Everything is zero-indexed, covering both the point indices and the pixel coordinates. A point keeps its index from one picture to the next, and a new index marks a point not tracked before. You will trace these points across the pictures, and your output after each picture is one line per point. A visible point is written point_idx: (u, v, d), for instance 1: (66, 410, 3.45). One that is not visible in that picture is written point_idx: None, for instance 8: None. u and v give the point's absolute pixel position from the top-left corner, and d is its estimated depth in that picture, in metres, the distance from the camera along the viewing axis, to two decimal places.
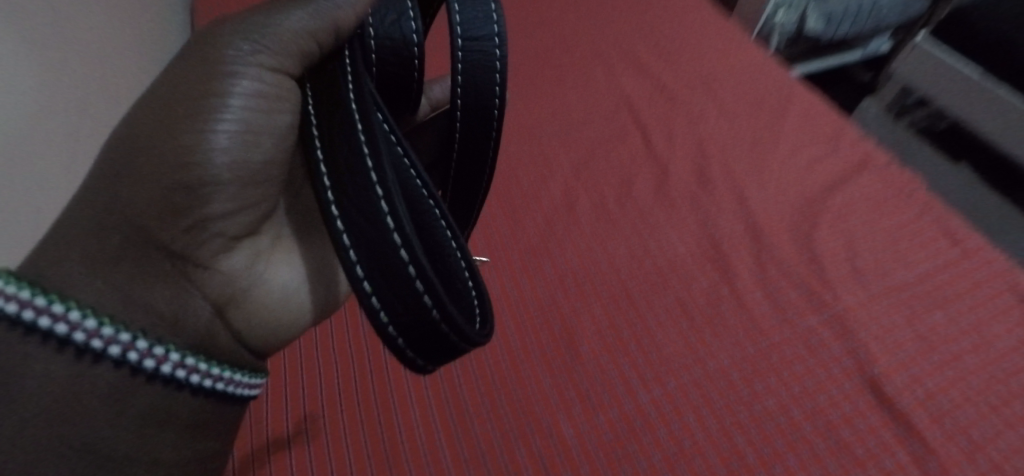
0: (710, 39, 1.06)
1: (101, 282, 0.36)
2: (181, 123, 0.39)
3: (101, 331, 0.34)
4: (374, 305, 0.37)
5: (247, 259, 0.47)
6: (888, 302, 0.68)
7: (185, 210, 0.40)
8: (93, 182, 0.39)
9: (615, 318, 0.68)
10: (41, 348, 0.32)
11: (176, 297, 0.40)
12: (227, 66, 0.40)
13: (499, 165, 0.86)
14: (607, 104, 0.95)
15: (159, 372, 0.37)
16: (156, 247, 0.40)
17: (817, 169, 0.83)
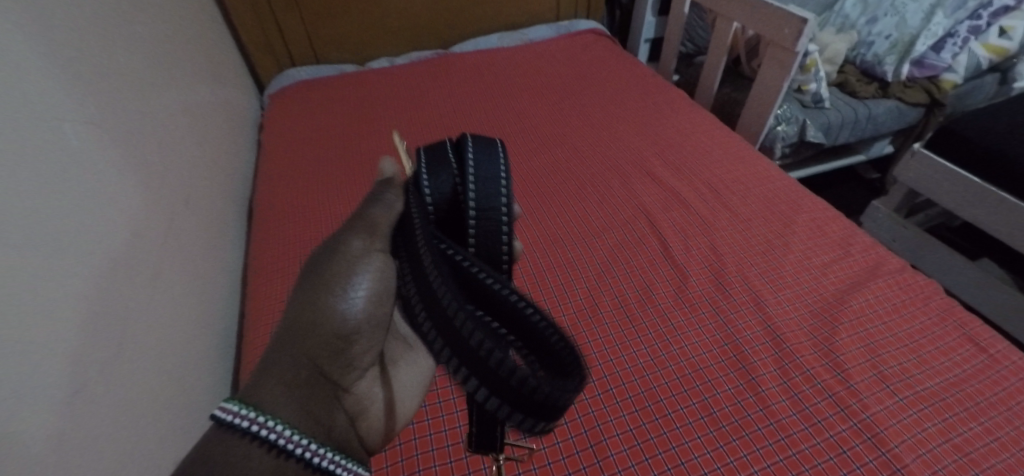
0: (719, 150, 1.15)
1: (278, 399, 0.40)
2: (338, 268, 0.47)
3: (273, 427, 0.37)
4: (479, 392, 0.39)
5: (369, 382, 0.50)
6: (919, 410, 0.68)
7: (345, 345, 0.47)
8: (281, 337, 0.45)
9: (642, 424, 0.70)
10: (233, 447, 0.36)
11: (331, 409, 0.43)
12: (364, 215, 0.49)
13: (525, 269, 0.92)
14: (625, 212, 1.02)
15: (311, 462, 0.38)
16: (321, 372, 0.45)
17: (831, 273, 0.86)
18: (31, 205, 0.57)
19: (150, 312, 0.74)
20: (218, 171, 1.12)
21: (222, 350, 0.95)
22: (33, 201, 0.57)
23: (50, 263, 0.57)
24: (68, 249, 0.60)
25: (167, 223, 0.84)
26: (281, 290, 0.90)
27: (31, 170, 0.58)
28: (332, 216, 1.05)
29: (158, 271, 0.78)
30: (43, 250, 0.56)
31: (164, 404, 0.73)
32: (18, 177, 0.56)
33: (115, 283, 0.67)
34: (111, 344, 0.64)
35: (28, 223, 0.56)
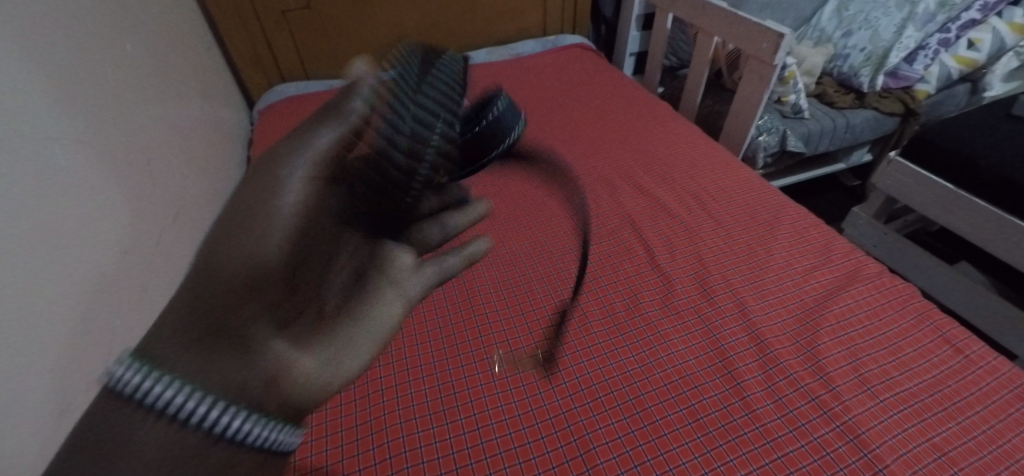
0: (702, 160, 1.17)
1: (180, 355, 0.36)
2: (258, 195, 0.45)
3: (161, 392, 0.34)
4: None
5: (310, 325, 0.44)
6: (899, 412, 0.69)
7: (264, 286, 0.41)
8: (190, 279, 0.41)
9: (630, 430, 0.70)
10: (121, 418, 0.34)
11: (246, 361, 0.38)
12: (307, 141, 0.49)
13: (514, 280, 0.93)
14: (612, 222, 1.04)
15: (212, 428, 0.35)
16: (229, 319, 0.39)
17: (812, 278, 0.88)
18: (16, 225, 0.57)
19: (138, 329, 0.74)
20: (207, 187, 1.13)
21: None
22: (19, 220, 0.57)
23: (33, 282, 0.57)
24: (53, 268, 0.60)
25: (156, 239, 0.85)
26: None
27: (17, 190, 0.58)
28: None
29: (146, 288, 0.78)
30: (27, 269, 0.57)
31: None
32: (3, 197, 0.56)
33: (103, 301, 0.68)
34: (98, 362, 0.64)
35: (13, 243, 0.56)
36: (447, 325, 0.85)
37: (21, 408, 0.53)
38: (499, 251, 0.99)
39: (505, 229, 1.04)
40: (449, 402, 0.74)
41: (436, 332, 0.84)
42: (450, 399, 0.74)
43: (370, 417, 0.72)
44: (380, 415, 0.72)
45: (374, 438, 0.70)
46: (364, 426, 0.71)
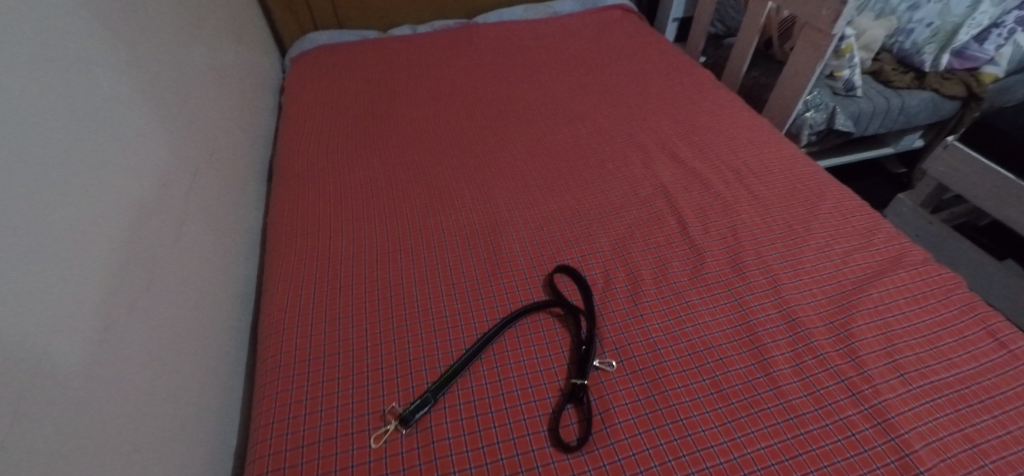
0: (743, 134, 1.13)
1: None
2: None
3: None
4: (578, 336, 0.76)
5: None
6: (932, 401, 0.67)
7: None
8: None
9: (650, 395, 0.70)
10: None
11: None
12: None
13: (542, 240, 0.92)
14: (645, 189, 1.01)
15: None
16: None
17: (851, 261, 0.85)
18: (45, 149, 0.57)
19: (172, 261, 0.75)
20: (240, 127, 1.13)
21: (243, 304, 0.96)
22: (47, 144, 0.58)
23: (63, 206, 0.58)
24: (84, 194, 0.61)
25: (190, 175, 0.85)
26: (301, 247, 0.92)
27: (45, 113, 0.58)
28: (353, 178, 1.06)
29: (181, 222, 0.80)
30: (56, 193, 0.57)
31: (184, 350, 0.75)
32: (33, 119, 0.56)
33: (136, 230, 0.69)
34: (128, 291, 0.65)
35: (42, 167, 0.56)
36: (473, 281, 0.86)
37: (62, 318, 0.55)
38: (529, 212, 0.98)
39: (535, 191, 1.03)
40: (451, 409, 0.69)
41: (461, 288, 0.84)
42: (454, 406, 0.70)
43: (395, 362, 0.74)
44: (405, 361, 0.74)
45: (400, 382, 0.72)
46: (389, 370, 0.73)
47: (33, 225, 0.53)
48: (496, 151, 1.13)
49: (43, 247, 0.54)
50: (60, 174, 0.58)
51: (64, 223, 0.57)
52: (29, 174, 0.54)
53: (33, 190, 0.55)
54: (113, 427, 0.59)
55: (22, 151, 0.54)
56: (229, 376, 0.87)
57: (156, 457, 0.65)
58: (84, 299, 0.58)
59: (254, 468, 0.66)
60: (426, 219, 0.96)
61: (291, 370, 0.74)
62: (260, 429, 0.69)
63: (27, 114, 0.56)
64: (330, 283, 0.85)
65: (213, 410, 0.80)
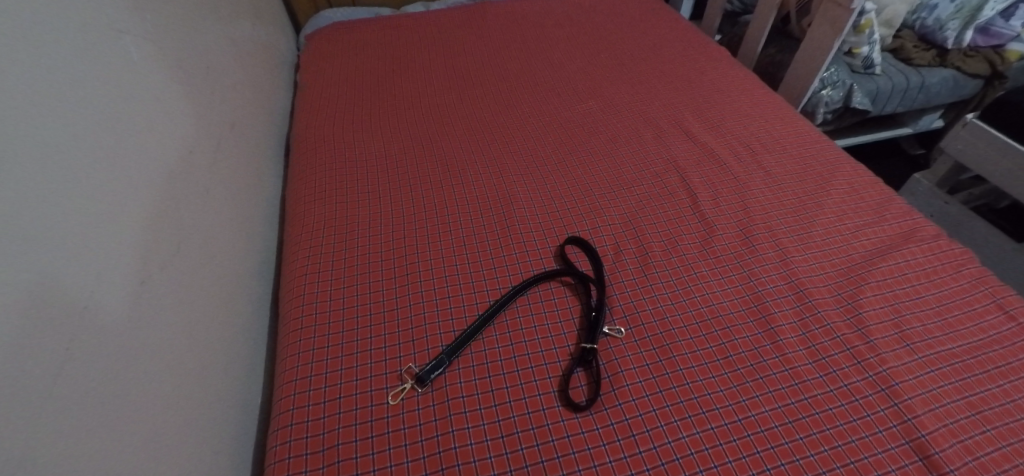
0: (758, 110, 1.12)
1: None
2: None
3: None
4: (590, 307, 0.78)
5: None
6: (937, 370, 0.69)
7: None
8: None
9: (658, 360, 0.72)
10: None
11: None
12: None
13: (554, 212, 0.93)
14: (657, 164, 1.01)
15: None
16: None
17: (862, 236, 0.85)
18: (74, 110, 0.60)
19: (197, 225, 0.78)
20: (258, 100, 1.15)
21: (264, 272, 0.99)
22: (76, 105, 0.60)
23: (93, 167, 0.60)
24: (112, 155, 0.63)
25: (213, 144, 0.88)
26: (319, 216, 0.94)
27: (74, 77, 0.61)
28: (369, 150, 1.07)
29: (206, 189, 0.83)
30: (86, 152, 0.60)
31: (208, 311, 0.78)
32: (61, 81, 0.59)
33: (163, 194, 0.71)
34: (158, 250, 0.68)
35: (72, 126, 0.59)
36: (486, 249, 0.87)
37: (98, 272, 0.57)
38: (541, 184, 0.99)
39: (547, 165, 1.04)
40: (465, 370, 0.72)
41: (474, 257, 0.86)
42: (468, 366, 0.72)
43: (410, 325, 0.77)
44: (421, 325, 0.77)
45: (415, 345, 0.75)
46: (405, 333, 0.76)
47: (66, 181, 0.56)
48: (509, 126, 1.14)
49: (76, 203, 0.57)
50: (89, 135, 0.61)
51: (94, 182, 0.60)
52: (59, 133, 0.57)
53: (64, 148, 0.57)
54: (146, 378, 0.62)
55: (52, 111, 0.57)
56: (253, 339, 0.90)
57: (187, 409, 0.69)
58: (118, 255, 0.61)
59: (279, 420, 0.69)
60: (440, 191, 0.98)
61: (312, 332, 0.77)
62: (284, 387, 0.73)
63: (55, 78, 0.58)
64: (348, 250, 0.88)
65: (238, 370, 0.83)
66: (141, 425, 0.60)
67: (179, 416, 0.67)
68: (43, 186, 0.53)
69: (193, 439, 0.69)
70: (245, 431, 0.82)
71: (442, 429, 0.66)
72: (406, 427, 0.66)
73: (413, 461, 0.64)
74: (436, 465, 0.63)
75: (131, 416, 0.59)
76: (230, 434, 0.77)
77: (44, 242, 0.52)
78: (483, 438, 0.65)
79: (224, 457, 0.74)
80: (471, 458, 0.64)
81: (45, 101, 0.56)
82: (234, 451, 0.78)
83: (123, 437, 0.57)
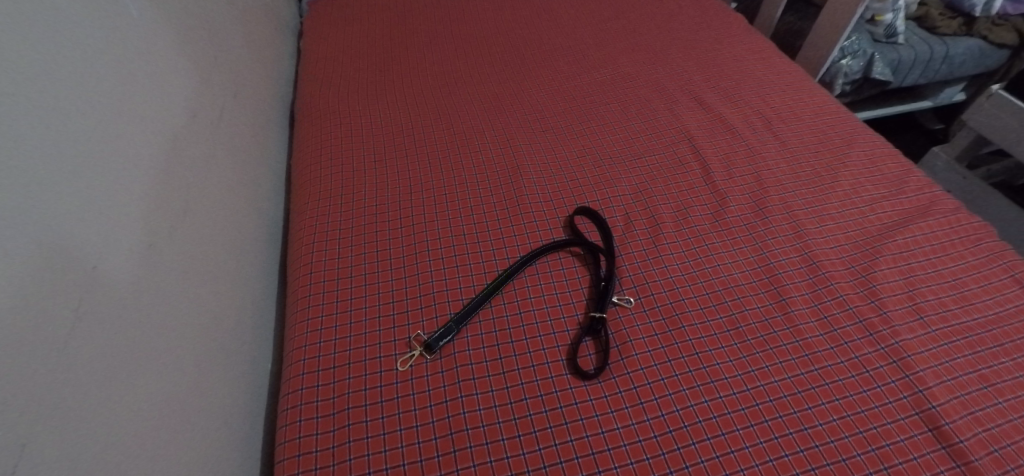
0: (774, 80, 1.09)
1: None
2: None
3: None
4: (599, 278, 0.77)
5: None
6: (950, 343, 0.68)
7: None
8: None
9: (667, 330, 0.72)
10: None
11: None
12: None
13: (563, 181, 0.92)
14: (669, 134, 0.99)
15: None
16: None
17: (878, 208, 0.84)
18: (75, 70, 0.59)
19: (204, 190, 0.78)
20: (262, 67, 1.13)
21: (271, 240, 0.99)
22: (78, 65, 0.59)
23: (98, 130, 0.59)
24: (114, 116, 0.62)
25: (218, 109, 0.87)
26: (326, 184, 0.93)
27: (75, 35, 0.59)
28: (375, 118, 1.06)
29: (211, 154, 0.82)
30: (87, 111, 0.59)
31: (217, 278, 0.78)
32: (61, 40, 0.58)
33: (169, 158, 0.71)
34: (164, 213, 0.68)
35: (74, 85, 0.58)
36: (495, 219, 0.87)
37: (106, 234, 0.57)
38: (550, 154, 0.97)
39: (556, 135, 1.01)
40: (473, 338, 0.72)
41: (483, 225, 0.86)
42: (476, 334, 0.72)
43: (419, 293, 0.77)
44: (429, 293, 0.76)
45: (424, 313, 0.75)
46: (413, 301, 0.76)
47: (69, 141, 0.55)
48: (517, 95, 1.12)
49: (80, 162, 0.56)
50: (90, 95, 0.60)
51: (97, 142, 0.59)
52: (62, 94, 0.56)
53: (67, 109, 0.56)
54: (157, 339, 0.62)
55: (54, 71, 0.56)
56: (261, 306, 0.90)
57: (198, 371, 0.69)
58: (126, 216, 0.60)
59: (290, 385, 0.70)
60: (448, 159, 0.97)
61: (321, 299, 0.77)
62: (294, 353, 0.73)
63: (56, 36, 0.57)
64: (356, 218, 0.87)
65: (248, 336, 0.84)
66: (153, 387, 0.60)
67: (190, 378, 0.67)
68: (46, 144, 0.53)
69: (204, 401, 0.69)
70: (256, 395, 0.83)
71: (450, 394, 0.67)
72: (415, 392, 0.67)
73: (422, 425, 0.64)
74: (445, 430, 0.64)
75: (144, 376, 0.59)
76: (241, 397, 0.78)
77: (50, 201, 0.52)
78: (491, 404, 0.66)
79: (235, 421, 0.75)
80: (480, 423, 0.64)
81: (45, 60, 0.55)
82: (246, 415, 0.79)
83: (136, 395, 0.58)
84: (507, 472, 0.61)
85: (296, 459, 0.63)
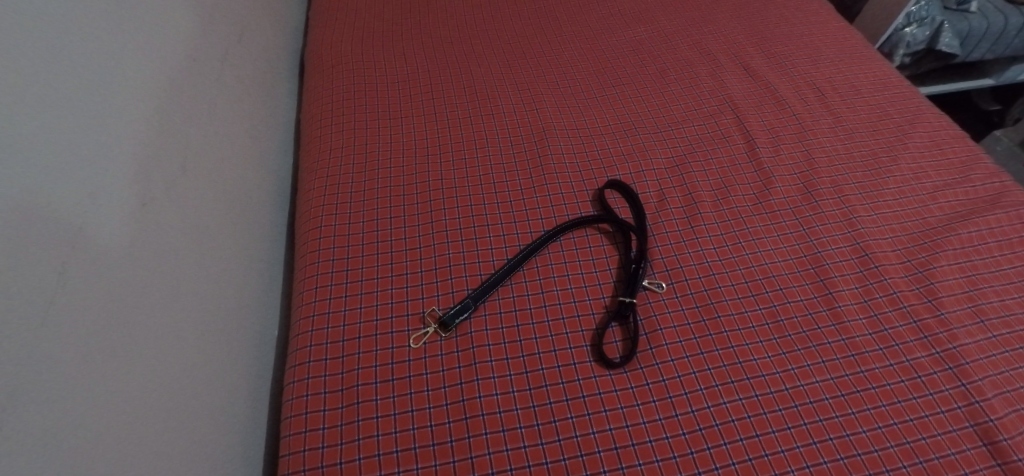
0: (831, 47, 0.99)
1: None
2: None
3: None
4: (628, 261, 0.72)
5: None
6: (1010, 350, 0.63)
7: None
8: None
9: (701, 319, 0.67)
10: None
11: None
12: None
13: (594, 150, 0.85)
14: (711, 103, 0.90)
15: None
16: None
17: (940, 197, 0.76)
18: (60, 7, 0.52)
19: (205, 143, 0.72)
20: (270, 10, 1.04)
21: (278, 198, 0.93)
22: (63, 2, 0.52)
23: (85, 77, 0.53)
24: (101, 56, 0.56)
25: (220, 54, 0.80)
26: (337, 141, 0.86)
27: None
28: (392, 71, 0.98)
29: (212, 104, 0.75)
30: (67, 49, 0.52)
31: (220, 240, 0.73)
32: None
33: (167, 111, 0.65)
34: (161, 168, 0.62)
35: (51, 19, 0.51)
36: (518, 188, 0.80)
37: (99, 193, 0.52)
38: (581, 119, 0.90)
39: (587, 97, 0.93)
40: (493, 316, 0.67)
41: (507, 194, 0.79)
42: (496, 312, 0.68)
43: (435, 266, 0.71)
44: (445, 267, 0.71)
45: (440, 287, 0.69)
46: (428, 273, 0.71)
47: (43, 81, 0.49)
48: (546, 52, 1.02)
49: (60, 107, 0.50)
50: (74, 30, 0.53)
51: (80, 86, 0.53)
52: (42, 34, 0.50)
53: (49, 53, 0.50)
54: (153, 305, 0.58)
55: (32, 7, 0.49)
56: (267, 270, 0.86)
57: (199, 338, 0.65)
58: (117, 169, 0.55)
59: (295, 357, 0.66)
60: (469, 120, 0.89)
61: (330, 266, 0.72)
62: (300, 323, 0.68)
63: None
64: (370, 180, 0.81)
65: (253, 300, 0.80)
66: (152, 359, 0.57)
67: (190, 346, 0.63)
68: (17, 84, 0.46)
69: (206, 369, 0.66)
70: (262, 362, 0.79)
71: (467, 377, 0.62)
72: (429, 372, 0.63)
73: (436, 407, 0.60)
74: (459, 414, 0.60)
75: (138, 344, 0.55)
76: (245, 365, 0.75)
77: (27, 150, 0.46)
78: (509, 389, 0.62)
79: (240, 390, 0.72)
80: (496, 409, 0.60)
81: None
82: (251, 383, 0.75)
83: (131, 365, 0.54)
84: (524, 462, 0.57)
85: (301, 437, 0.60)
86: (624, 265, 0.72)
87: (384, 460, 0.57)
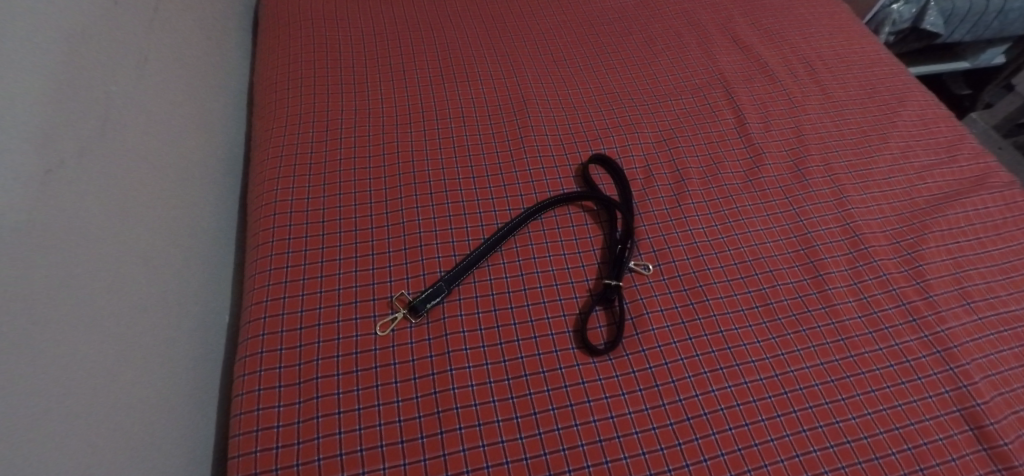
0: (821, 21, 0.96)
1: None
2: None
3: None
4: (613, 241, 0.67)
5: None
6: (996, 333, 0.62)
7: None
8: None
9: (689, 303, 0.63)
10: None
11: None
12: None
13: (578, 121, 0.79)
14: (700, 76, 0.86)
15: None
16: None
17: (928, 178, 0.75)
18: None
19: (135, 105, 0.63)
20: None
21: (226, 169, 0.84)
22: None
23: None
24: None
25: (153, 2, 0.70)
26: (293, 106, 0.78)
27: None
28: (357, 31, 0.89)
29: (143, 60, 0.66)
30: None
31: (158, 215, 0.65)
32: None
33: (86, 66, 0.56)
34: (76, 127, 0.53)
35: None
36: (496, 161, 0.74)
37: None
38: (564, 88, 0.84)
39: (571, 65, 0.87)
40: (468, 300, 0.62)
41: (482, 168, 0.73)
42: (471, 296, 0.62)
43: (404, 245, 0.65)
44: (415, 246, 0.65)
45: (409, 268, 0.63)
46: (396, 254, 0.64)
47: None
48: (527, 16, 0.96)
49: None
50: None
51: None
52: None
53: None
54: (77, 289, 0.50)
55: None
56: (214, 248, 0.77)
57: (133, 325, 0.57)
58: (16, 126, 0.46)
59: (246, 347, 0.59)
60: (442, 86, 0.82)
61: (285, 245, 0.64)
62: (251, 308, 0.61)
63: None
64: (332, 150, 0.73)
65: (198, 282, 0.72)
66: (77, 350, 0.49)
67: (124, 333, 0.55)
68: None
69: (144, 359, 0.58)
70: (210, 349, 0.72)
71: (438, 366, 0.57)
72: (396, 362, 0.57)
73: (404, 401, 0.55)
74: (431, 407, 0.55)
75: (56, 331, 0.47)
76: (189, 353, 0.67)
77: None
78: (485, 380, 0.57)
79: (184, 381, 0.65)
80: (471, 402, 0.55)
81: None
82: (197, 373, 0.68)
83: (52, 358, 0.46)
84: (502, 458, 0.52)
85: (253, 435, 0.53)
86: (609, 245, 0.67)
87: (346, 460, 0.52)
